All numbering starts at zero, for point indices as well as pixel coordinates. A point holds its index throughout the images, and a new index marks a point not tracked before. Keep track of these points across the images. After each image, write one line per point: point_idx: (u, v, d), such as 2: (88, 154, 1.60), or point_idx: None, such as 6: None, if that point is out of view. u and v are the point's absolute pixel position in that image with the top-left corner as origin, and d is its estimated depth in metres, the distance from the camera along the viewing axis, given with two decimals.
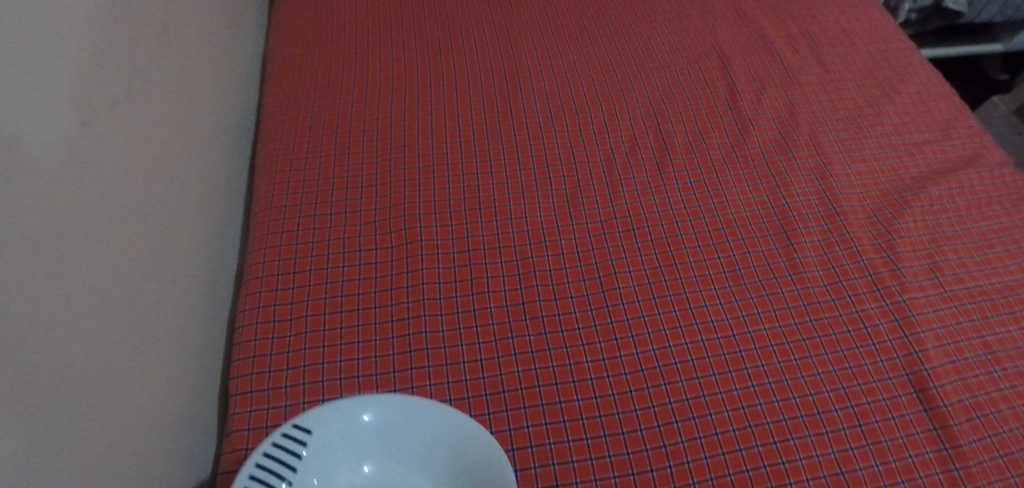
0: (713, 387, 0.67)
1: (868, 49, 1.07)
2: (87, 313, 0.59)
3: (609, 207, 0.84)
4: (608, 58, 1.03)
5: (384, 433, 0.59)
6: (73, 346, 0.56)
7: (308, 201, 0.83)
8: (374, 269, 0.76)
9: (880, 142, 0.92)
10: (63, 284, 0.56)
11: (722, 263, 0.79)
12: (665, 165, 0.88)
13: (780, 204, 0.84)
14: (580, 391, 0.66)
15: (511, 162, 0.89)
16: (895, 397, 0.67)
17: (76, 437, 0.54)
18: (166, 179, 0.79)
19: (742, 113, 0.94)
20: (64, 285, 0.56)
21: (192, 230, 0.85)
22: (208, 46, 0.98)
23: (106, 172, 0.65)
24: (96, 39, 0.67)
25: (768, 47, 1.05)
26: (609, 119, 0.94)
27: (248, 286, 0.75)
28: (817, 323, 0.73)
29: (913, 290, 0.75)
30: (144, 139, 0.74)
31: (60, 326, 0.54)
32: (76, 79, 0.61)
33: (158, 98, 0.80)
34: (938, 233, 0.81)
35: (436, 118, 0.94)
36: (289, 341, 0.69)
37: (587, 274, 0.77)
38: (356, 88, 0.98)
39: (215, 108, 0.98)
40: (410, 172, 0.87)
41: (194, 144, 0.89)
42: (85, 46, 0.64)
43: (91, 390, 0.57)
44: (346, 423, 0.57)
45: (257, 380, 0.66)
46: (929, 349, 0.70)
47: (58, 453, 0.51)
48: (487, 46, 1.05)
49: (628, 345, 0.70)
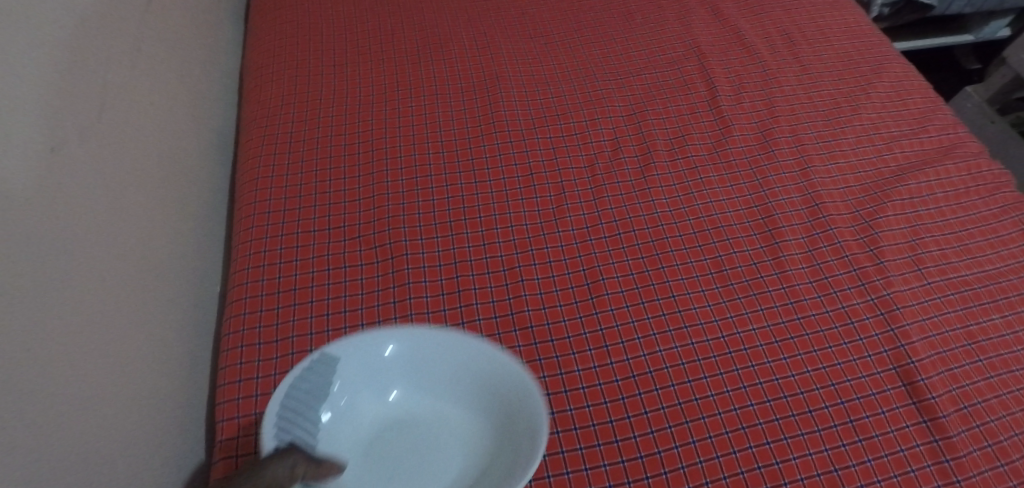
0: (705, 390, 0.66)
1: (843, 45, 1.09)
2: (66, 345, 0.57)
3: (595, 212, 0.84)
4: (588, 63, 1.04)
5: (407, 366, 0.63)
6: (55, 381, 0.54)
7: (290, 218, 0.82)
8: (360, 285, 0.75)
9: (859, 138, 0.93)
10: (42, 316, 0.54)
11: (708, 264, 0.79)
12: (648, 167, 0.89)
13: (764, 203, 0.85)
14: (572, 400, 0.65)
15: (494, 170, 0.89)
16: (884, 391, 0.67)
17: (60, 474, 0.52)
18: (144, 201, 0.77)
19: (722, 113, 0.95)
20: (40, 319, 0.54)
21: (172, 251, 0.83)
22: (183, 63, 0.96)
23: (81, 198, 0.64)
24: (67, 61, 0.65)
25: (745, 46, 1.06)
26: (591, 123, 0.94)
27: (231, 309, 0.73)
28: (805, 320, 0.73)
29: (896, 283, 0.76)
30: (119, 162, 0.73)
31: (41, 358, 0.53)
32: (48, 104, 0.60)
33: (133, 119, 0.78)
34: (919, 225, 0.82)
35: (418, 128, 0.94)
36: (275, 364, 0.68)
37: (575, 281, 0.76)
38: (335, 101, 0.97)
39: (192, 126, 0.96)
40: (393, 184, 0.86)
41: (171, 164, 0.87)
42: (57, 70, 0.63)
43: (72, 425, 0.55)
44: (371, 352, 0.61)
45: (243, 406, 0.64)
46: (915, 342, 0.71)
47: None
48: (466, 54, 1.05)
49: (618, 352, 0.69)
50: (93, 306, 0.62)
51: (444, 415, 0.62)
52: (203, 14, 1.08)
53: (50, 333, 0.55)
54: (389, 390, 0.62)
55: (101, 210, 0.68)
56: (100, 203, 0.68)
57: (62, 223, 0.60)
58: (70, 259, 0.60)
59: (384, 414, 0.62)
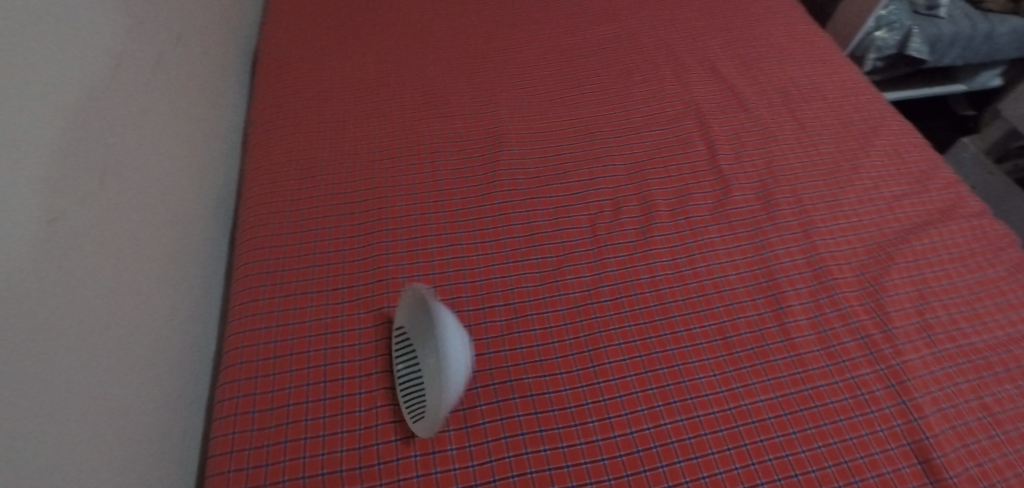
0: (713, 467, 0.65)
1: (840, 102, 1.09)
2: (29, 433, 0.56)
3: (596, 274, 0.83)
4: (588, 122, 1.05)
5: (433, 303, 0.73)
6: (20, 473, 0.54)
7: (288, 279, 0.81)
8: (357, 352, 0.75)
9: (860, 197, 0.92)
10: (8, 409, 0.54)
11: (713, 331, 0.77)
12: (650, 228, 0.88)
13: (767, 265, 0.84)
14: (575, 477, 0.64)
15: (495, 230, 0.88)
16: (899, 469, 0.65)
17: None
18: (133, 272, 0.78)
19: (722, 172, 0.95)
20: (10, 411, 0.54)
21: (161, 314, 0.83)
22: (187, 123, 0.98)
23: (65, 279, 0.65)
24: (65, 141, 0.66)
25: (743, 104, 1.07)
26: (592, 183, 0.94)
27: (226, 374, 0.74)
28: (814, 391, 0.71)
29: (906, 352, 0.74)
30: (110, 233, 0.74)
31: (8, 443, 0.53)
32: (42, 190, 0.61)
33: (131, 187, 0.80)
34: (925, 289, 0.81)
35: (420, 187, 0.93)
36: (268, 434, 0.68)
37: (576, 348, 0.75)
38: (336, 160, 0.97)
39: (192, 185, 0.97)
40: (393, 245, 0.85)
41: (168, 227, 0.87)
42: (53, 153, 0.64)
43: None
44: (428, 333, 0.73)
45: (234, 479, 0.65)
46: (929, 415, 0.69)
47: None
48: (468, 112, 1.06)
49: (622, 424, 0.68)
50: (59, 392, 0.61)
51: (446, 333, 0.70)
52: (209, 70, 1.09)
53: (16, 423, 0.54)
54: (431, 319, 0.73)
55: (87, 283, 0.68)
56: (83, 276, 0.68)
57: (40, 308, 0.60)
58: (43, 344, 0.60)
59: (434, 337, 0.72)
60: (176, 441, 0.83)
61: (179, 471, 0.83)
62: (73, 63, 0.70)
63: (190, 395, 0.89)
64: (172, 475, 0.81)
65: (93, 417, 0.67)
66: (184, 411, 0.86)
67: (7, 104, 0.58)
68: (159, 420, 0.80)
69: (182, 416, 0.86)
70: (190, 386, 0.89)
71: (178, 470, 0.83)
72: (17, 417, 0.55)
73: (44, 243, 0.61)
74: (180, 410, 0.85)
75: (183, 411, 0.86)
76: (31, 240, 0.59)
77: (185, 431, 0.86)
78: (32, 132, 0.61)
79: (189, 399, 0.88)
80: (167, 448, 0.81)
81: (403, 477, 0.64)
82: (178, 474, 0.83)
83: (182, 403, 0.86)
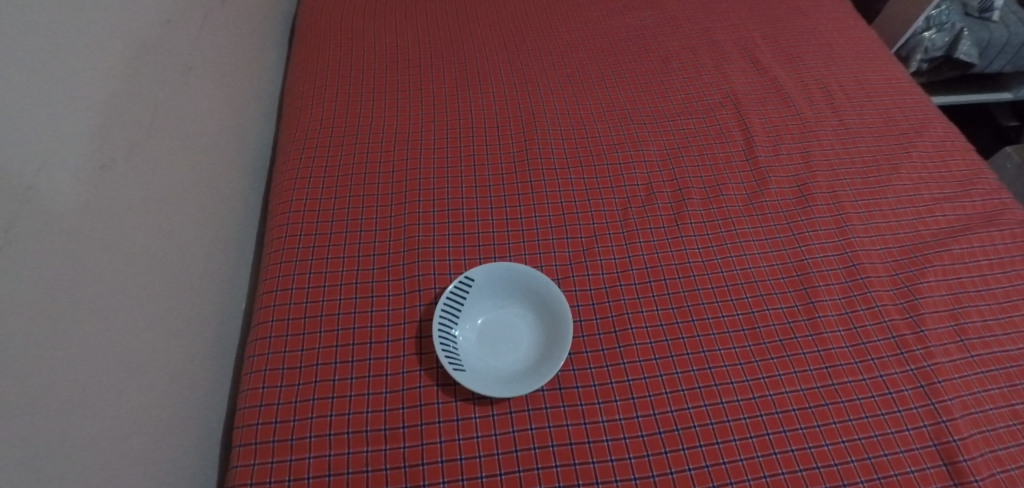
0: (734, 453, 0.66)
1: (886, 99, 1.06)
2: (65, 374, 0.59)
3: (626, 257, 0.83)
4: (624, 105, 1.04)
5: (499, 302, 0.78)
6: (52, 410, 0.56)
7: (320, 242, 0.83)
8: (386, 316, 0.76)
9: (899, 198, 0.91)
10: (42, 348, 0.56)
11: (741, 320, 0.77)
12: (682, 215, 0.88)
13: (800, 259, 0.83)
14: (596, 453, 0.66)
15: (526, 207, 0.88)
16: (924, 469, 0.65)
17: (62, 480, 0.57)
18: (173, 226, 0.80)
19: (758, 164, 0.94)
20: (44, 351, 0.56)
21: (199, 271, 0.86)
22: (228, 88, 0.99)
23: (110, 229, 0.67)
24: (112, 97, 0.69)
25: (783, 97, 1.05)
26: (625, 167, 0.94)
27: (257, 330, 0.76)
28: (841, 386, 0.71)
29: (938, 354, 0.73)
30: (154, 188, 0.76)
31: (48, 381, 0.56)
32: (91, 145, 0.64)
33: (176, 147, 0.82)
34: (961, 293, 0.80)
35: (454, 160, 0.94)
36: (296, 391, 0.70)
37: (602, 327, 0.76)
38: (372, 128, 0.98)
39: (231, 149, 0.99)
40: (424, 216, 0.86)
41: (207, 188, 0.90)
42: (101, 109, 0.67)
43: (75, 440, 0.59)
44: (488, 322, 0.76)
45: (263, 431, 0.67)
46: (957, 418, 0.69)
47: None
48: (504, 89, 1.06)
49: (645, 405, 0.69)
50: (97, 336, 0.63)
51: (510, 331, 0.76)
52: (250, 33, 1.10)
53: (52, 364, 0.57)
54: (490, 315, 0.77)
55: (132, 235, 0.71)
56: (128, 227, 0.70)
57: (80, 256, 0.62)
58: (82, 289, 0.62)
59: (488, 328, 0.76)
60: (210, 393, 0.86)
61: (212, 422, 0.86)
62: (123, 22, 0.72)
63: (224, 350, 0.91)
64: (206, 425, 0.84)
65: (132, 363, 0.69)
66: (217, 364, 0.89)
67: (52, 62, 0.61)
68: (193, 371, 0.82)
69: (215, 370, 0.88)
70: (223, 341, 0.91)
71: (211, 421, 0.85)
72: (55, 358, 0.58)
73: (88, 193, 0.64)
74: (214, 364, 0.88)
75: (216, 365, 0.89)
76: (75, 190, 0.62)
77: (217, 383, 0.88)
78: (77, 88, 0.63)
79: (222, 355, 0.91)
80: (201, 398, 0.83)
81: (426, 441, 0.66)
82: (211, 425, 0.85)
83: (214, 358, 0.88)
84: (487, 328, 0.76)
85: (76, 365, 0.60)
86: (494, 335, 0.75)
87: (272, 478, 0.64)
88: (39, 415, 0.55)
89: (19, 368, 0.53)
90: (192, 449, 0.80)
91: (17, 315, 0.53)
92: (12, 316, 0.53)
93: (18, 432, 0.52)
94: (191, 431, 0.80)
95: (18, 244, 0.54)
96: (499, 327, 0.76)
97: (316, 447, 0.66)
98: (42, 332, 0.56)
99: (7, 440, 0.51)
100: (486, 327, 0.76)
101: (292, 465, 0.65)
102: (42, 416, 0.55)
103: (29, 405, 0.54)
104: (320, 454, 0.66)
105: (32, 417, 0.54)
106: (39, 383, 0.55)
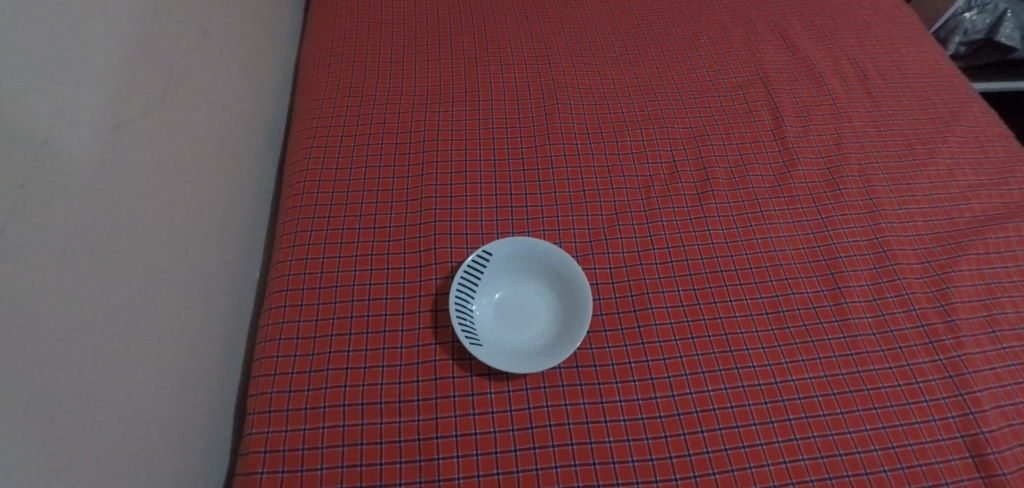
0: (754, 438, 0.65)
1: (922, 80, 1.02)
2: (80, 334, 0.58)
3: (647, 237, 0.81)
4: (648, 80, 1.00)
5: (518, 277, 0.76)
6: (67, 369, 0.56)
7: (336, 213, 0.81)
8: (401, 289, 0.75)
9: (933, 183, 0.87)
10: (56, 307, 0.56)
11: (764, 304, 0.75)
12: (706, 195, 0.85)
13: (827, 244, 0.81)
14: (612, 432, 0.65)
15: (546, 183, 0.86)
16: (949, 460, 0.64)
17: (75, 440, 0.57)
18: (187, 192, 0.79)
19: (787, 145, 0.91)
20: (59, 310, 0.56)
21: (214, 238, 0.85)
22: (244, 54, 0.98)
23: (124, 193, 0.66)
24: (126, 56, 0.67)
25: (815, 77, 1.01)
26: (649, 144, 0.91)
27: (272, 299, 0.75)
28: (866, 374, 0.70)
29: (968, 344, 0.71)
30: (169, 152, 0.75)
31: (63, 341, 0.56)
32: (106, 104, 0.63)
33: (190, 111, 0.80)
34: (995, 284, 0.77)
35: (473, 132, 0.92)
36: (310, 361, 0.69)
37: (622, 307, 0.74)
38: (390, 97, 0.96)
39: (246, 116, 0.98)
40: (442, 189, 0.84)
41: (222, 155, 0.89)
42: (116, 68, 0.65)
43: (88, 403, 0.59)
44: (505, 297, 0.75)
45: (277, 400, 0.67)
46: (987, 410, 0.67)
47: (53, 460, 0.53)
48: (525, 62, 1.03)
49: (663, 387, 0.68)
50: (111, 299, 0.63)
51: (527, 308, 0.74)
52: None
53: (65, 323, 0.57)
54: (507, 290, 0.76)
55: (146, 199, 0.70)
56: (143, 190, 0.69)
57: (94, 216, 0.61)
58: (96, 250, 0.61)
59: (505, 303, 0.75)
60: (224, 360, 0.86)
61: (226, 390, 0.86)
62: None
63: (238, 319, 0.91)
64: (220, 392, 0.84)
65: (145, 328, 0.68)
66: (232, 332, 0.89)
67: (67, 16, 0.59)
68: (207, 338, 0.82)
69: (230, 338, 0.88)
70: (237, 310, 0.91)
71: (225, 388, 0.85)
72: (69, 319, 0.57)
73: (102, 153, 0.62)
74: (227, 333, 0.87)
75: (230, 334, 0.88)
76: (89, 149, 0.61)
77: (232, 351, 0.88)
78: (91, 45, 0.62)
79: (236, 324, 0.90)
80: (215, 365, 0.83)
81: (440, 415, 0.66)
82: (225, 392, 0.86)
83: (228, 327, 0.88)
84: (503, 303, 0.75)
85: (91, 325, 0.60)
86: (511, 310, 0.74)
87: (286, 446, 0.64)
88: (54, 373, 0.55)
89: (34, 326, 0.53)
90: (206, 416, 0.80)
91: (32, 272, 0.53)
92: (27, 273, 0.52)
93: (32, 389, 0.52)
94: (205, 397, 0.80)
95: (32, 200, 0.53)
96: (516, 302, 0.75)
97: (330, 417, 0.65)
98: (56, 291, 0.56)
99: (20, 396, 0.51)
100: (503, 303, 0.75)
101: (306, 435, 0.64)
102: (57, 374, 0.55)
103: (44, 363, 0.54)
104: (334, 424, 0.65)
105: (47, 374, 0.54)
106: (54, 342, 0.55)
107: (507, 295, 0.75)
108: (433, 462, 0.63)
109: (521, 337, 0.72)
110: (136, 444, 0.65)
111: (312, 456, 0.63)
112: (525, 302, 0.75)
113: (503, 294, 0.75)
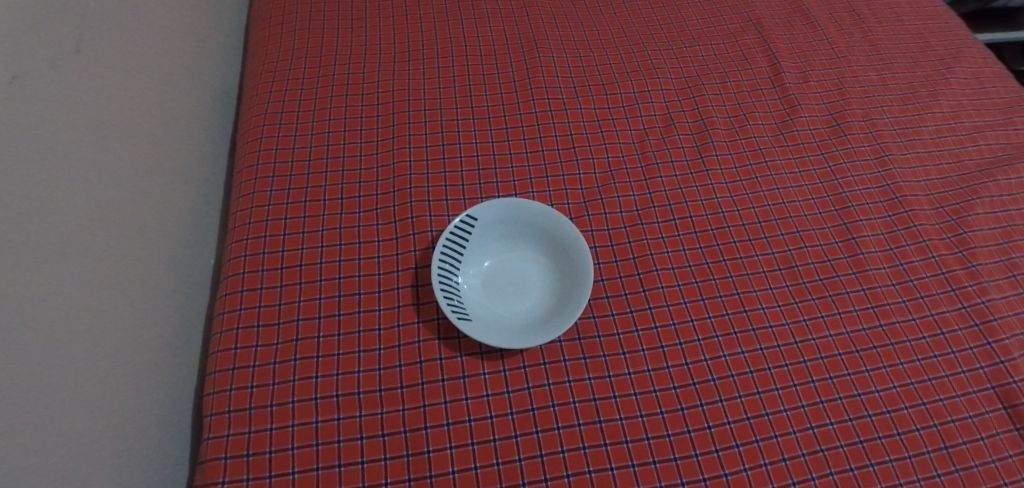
0: (777, 404, 0.59)
1: (918, 22, 0.97)
2: None
3: (646, 194, 0.74)
4: (635, 31, 0.93)
5: (504, 244, 0.69)
6: None
7: (297, 185, 0.72)
8: (376, 265, 0.66)
9: (939, 126, 0.83)
10: None
11: (777, 259, 0.69)
12: (706, 147, 0.79)
13: (837, 193, 0.75)
14: (623, 408, 0.58)
15: (532, 141, 0.78)
16: (982, 414, 0.59)
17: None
18: (121, 165, 0.68)
19: (787, 92, 0.85)
20: None
21: (157, 219, 0.75)
22: (179, 13, 0.87)
23: (38, 165, 0.56)
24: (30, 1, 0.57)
25: (810, 21, 0.95)
26: (641, 96, 0.84)
27: (227, 284, 0.65)
28: (889, 328, 0.64)
29: (991, 290, 0.67)
30: (92, 118, 0.64)
31: None
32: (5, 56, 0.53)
33: (118, 73, 0.70)
34: (1010, 226, 0.72)
35: (448, 89, 0.83)
36: (274, 351, 0.60)
37: (624, 270, 0.67)
38: (353, 55, 0.86)
39: (187, 83, 0.87)
40: (416, 152, 0.76)
41: (161, 126, 0.78)
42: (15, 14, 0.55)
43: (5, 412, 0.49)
44: (490, 266, 0.67)
45: (236, 398, 0.57)
46: (1017, 358, 0.62)
47: None
48: (501, 14, 0.94)
49: (676, 354, 0.62)
50: (29, 291, 0.53)
51: (514, 278, 0.67)
52: None
53: None
54: (492, 258, 0.68)
55: (67, 172, 0.60)
56: (62, 162, 0.59)
57: None
58: (3, 224, 0.51)
59: (490, 273, 0.67)
60: (178, 357, 0.76)
61: (180, 391, 0.76)
62: None
63: (192, 310, 0.81)
64: (175, 393, 0.74)
65: (78, 324, 0.59)
66: (185, 326, 0.79)
67: None
68: (155, 332, 0.72)
69: (184, 331, 0.78)
70: (190, 300, 0.81)
71: (178, 389, 0.75)
72: None
73: None
74: (179, 327, 0.77)
75: (184, 327, 0.78)
76: None
77: (187, 346, 0.78)
78: None
79: (190, 316, 0.80)
80: (166, 363, 0.73)
81: (428, 402, 0.58)
82: (180, 392, 0.76)
83: (180, 321, 0.78)
84: (489, 273, 0.67)
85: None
86: (497, 281, 0.66)
87: (251, 450, 0.55)
88: None
89: None
90: (155, 422, 0.70)
91: None
92: None
93: None
94: (154, 399, 0.70)
95: None
96: (503, 271, 0.67)
97: (301, 413, 0.57)
98: None
99: None
100: (488, 273, 0.67)
101: (273, 435, 0.56)
102: None
103: None
104: (305, 421, 0.56)
105: None
106: None
107: (491, 264, 0.68)
108: (422, 456, 0.55)
109: (511, 310, 0.64)
110: (69, 455, 0.55)
111: (281, 460, 0.54)
112: (512, 269, 0.67)
113: (488, 263, 0.67)
